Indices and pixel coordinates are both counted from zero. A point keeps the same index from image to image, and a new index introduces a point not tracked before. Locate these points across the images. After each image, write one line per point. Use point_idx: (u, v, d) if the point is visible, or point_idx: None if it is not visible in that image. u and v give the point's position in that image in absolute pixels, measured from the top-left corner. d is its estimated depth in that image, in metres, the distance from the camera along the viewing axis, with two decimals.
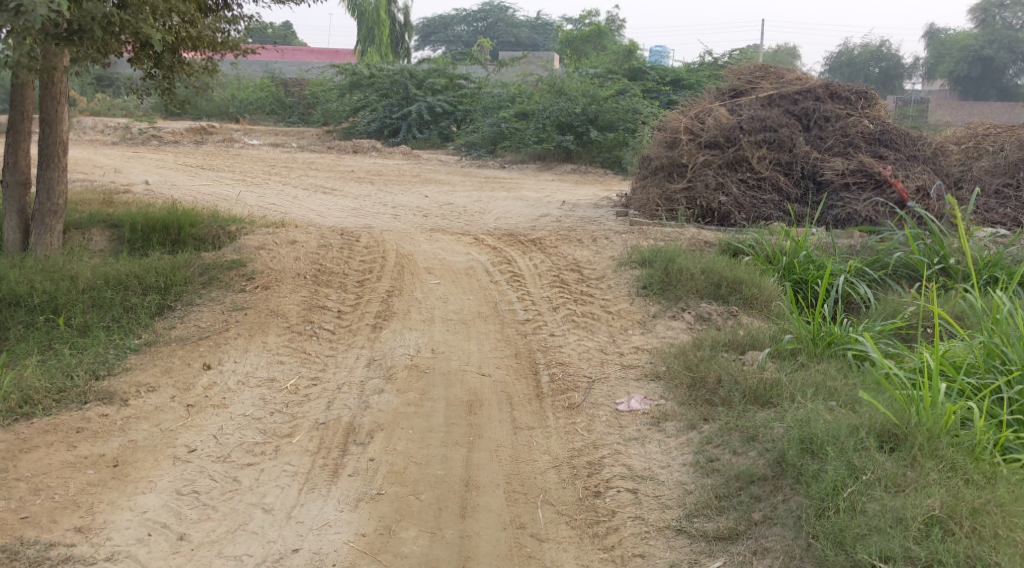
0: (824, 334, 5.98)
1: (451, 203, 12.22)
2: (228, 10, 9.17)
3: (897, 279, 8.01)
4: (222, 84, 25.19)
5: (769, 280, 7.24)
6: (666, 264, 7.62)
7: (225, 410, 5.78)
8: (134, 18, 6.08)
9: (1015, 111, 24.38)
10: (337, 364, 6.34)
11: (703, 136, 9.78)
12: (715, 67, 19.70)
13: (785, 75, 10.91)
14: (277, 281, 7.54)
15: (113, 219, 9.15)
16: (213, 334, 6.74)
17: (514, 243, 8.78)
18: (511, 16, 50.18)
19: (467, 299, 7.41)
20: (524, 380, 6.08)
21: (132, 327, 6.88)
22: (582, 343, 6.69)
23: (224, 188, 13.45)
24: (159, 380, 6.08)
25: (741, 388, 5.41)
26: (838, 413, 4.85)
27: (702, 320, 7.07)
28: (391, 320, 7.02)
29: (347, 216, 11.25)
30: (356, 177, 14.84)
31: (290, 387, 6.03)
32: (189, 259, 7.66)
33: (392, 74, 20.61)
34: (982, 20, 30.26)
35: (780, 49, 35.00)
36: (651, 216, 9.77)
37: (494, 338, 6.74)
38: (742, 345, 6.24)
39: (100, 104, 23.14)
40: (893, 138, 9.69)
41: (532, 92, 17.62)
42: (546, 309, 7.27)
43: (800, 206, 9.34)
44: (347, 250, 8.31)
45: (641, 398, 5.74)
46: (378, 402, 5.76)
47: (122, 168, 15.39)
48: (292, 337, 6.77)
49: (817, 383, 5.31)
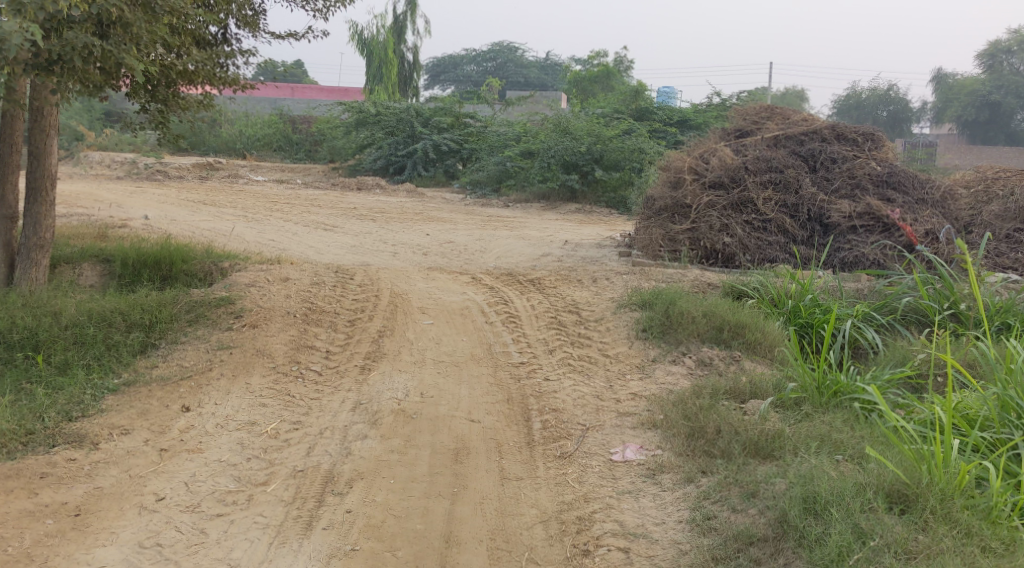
0: (830, 383, 5.74)
1: (452, 241, 12.04)
2: (226, 44, 9.09)
3: (906, 325, 7.75)
4: (230, 120, 25.16)
5: (772, 325, 7.03)
6: (667, 306, 7.38)
7: (200, 456, 5.52)
8: (116, 48, 5.95)
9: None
10: (321, 408, 6.08)
11: (707, 176, 9.58)
12: (723, 108, 19.65)
13: (791, 116, 10.76)
14: (266, 318, 7.30)
15: (104, 254, 8.98)
16: (195, 374, 6.52)
17: (512, 283, 8.56)
18: (521, 57, 50.49)
19: (461, 340, 7.17)
20: (515, 427, 5.82)
21: (113, 365, 6.65)
22: (577, 388, 6.43)
23: (224, 224, 13.30)
24: (134, 423, 5.85)
25: (741, 438, 5.14)
26: (844, 469, 4.59)
27: (703, 365, 6.83)
28: (380, 362, 6.78)
29: (346, 253, 11.06)
30: (358, 215, 14.70)
31: (270, 431, 5.78)
32: (176, 297, 7.46)
33: (399, 112, 20.55)
34: (989, 66, 30.25)
35: (789, 92, 35.02)
36: (653, 257, 9.52)
37: (486, 382, 6.48)
38: (744, 394, 5.98)
39: (108, 139, 23.16)
40: (901, 181, 9.50)
41: (538, 131, 17.47)
42: (541, 352, 7.03)
43: (806, 248, 9.11)
44: (339, 289, 8.11)
45: (637, 447, 5.47)
46: (360, 449, 5.51)
47: (123, 202, 15.29)
48: (277, 379, 6.53)
49: (823, 434, 5.06)
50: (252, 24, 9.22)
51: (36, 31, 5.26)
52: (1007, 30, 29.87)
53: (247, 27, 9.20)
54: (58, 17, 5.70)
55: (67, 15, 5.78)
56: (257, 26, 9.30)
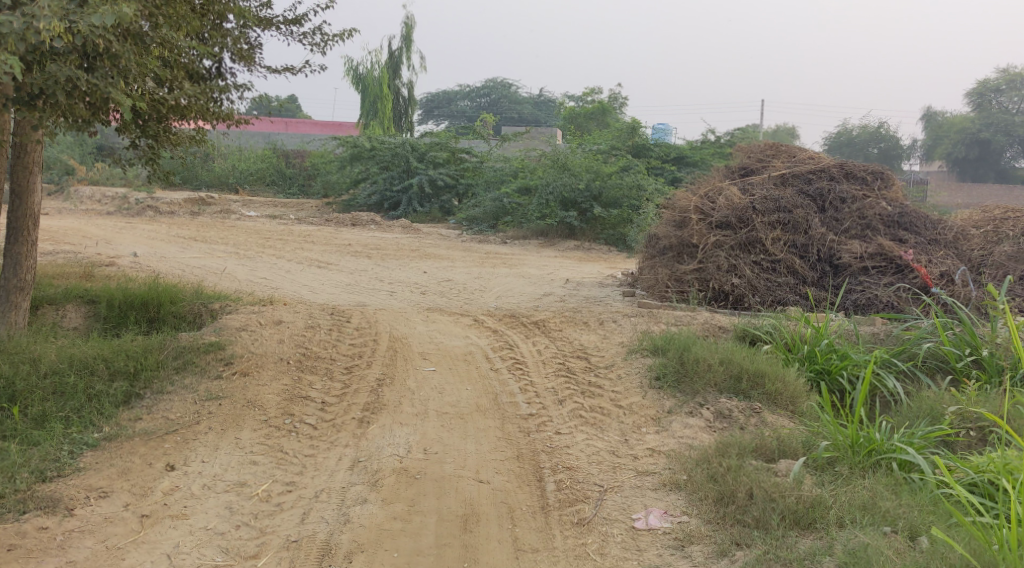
0: (864, 441, 5.37)
1: (451, 280, 11.66)
2: (220, 78, 8.78)
3: (927, 372, 7.35)
4: (223, 154, 24.91)
5: (792, 373, 6.65)
6: (680, 352, 6.98)
7: (185, 523, 5.09)
8: (103, 82, 5.53)
9: (1014, 193, 24.13)
10: (317, 466, 5.65)
11: (714, 216, 9.16)
12: (718, 146, 19.55)
13: (797, 153, 10.41)
14: (257, 366, 6.88)
15: (90, 294, 8.59)
16: (182, 428, 6.11)
17: (516, 325, 8.16)
18: (514, 93, 50.59)
19: (465, 390, 6.75)
20: (527, 488, 5.39)
21: (94, 419, 6.23)
22: (592, 443, 6.00)
23: (215, 261, 12.91)
24: (114, 484, 5.43)
25: (778, 506, 4.79)
26: (903, 553, 4.34)
27: (722, 417, 6.42)
28: (380, 414, 6.35)
29: (342, 292, 10.68)
30: (354, 251, 14.34)
31: (261, 494, 5.34)
32: (164, 342, 7.03)
33: (394, 147, 20.03)
34: (978, 105, 30.35)
35: (780, 129, 34.96)
36: (660, 297, 9.12)
37: (494, 436, 6.06)
38: (771, 452, 5.56)
39: (99, 173, 22.83)
40: (913, 221, 9.21)
41: (535, 167, 17.12)
42: (551, 403, 6.60)
43: (818, 290, 8.72)
44: (335, 332, 7.68)
45: (661, 513, 5.07)
46: (360, 515, 5.08)
47: (113, 238, 14.93)
48: (268, 434, 6.09)
49: (866, 501, 4.78)
50: (248, 58, 8.90)
51: (13, 63, 4.87)
52: (996, 70, 29.90)
53: (242, 61, 8.89)
54: (41, 48, 5.29)
55: (49, 47, 5.37)
56: (252, 60, 8.98)
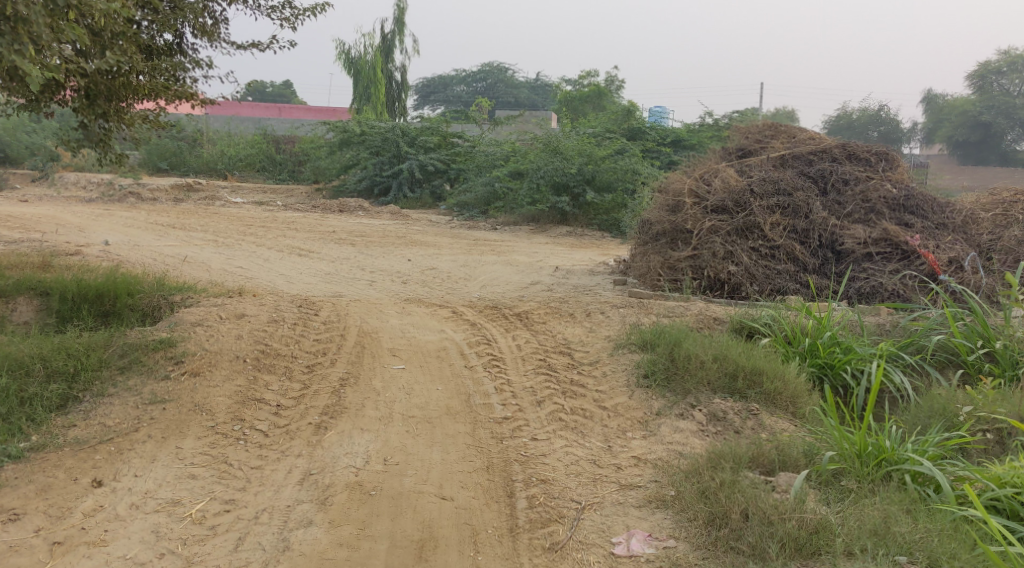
0: (873, 450, 4.80)
1: (435, 268, 11.05)
2: (180, 54, 8.21)
3: (937, 366, 6.74)
4: (212, 140, 24.42)
5: (792, 371, 6.07)
6: (671, 347, 6.35)
7: (101, 551, 4.62)
8: (6, 48, 5.01)
9: (1015, 177, 23.44)
10: (263, 481, 5.12)
11: (709, 200, 8.54)
12: (716, 129, 18.92)
13: (798, 133, 9.77)
14: (210, 364, 6.22)
15: (43, 286, 7.90)
16: (119, 436, 5.55)
17: (496, 318, 7.56)
18: (511, 77, 49.90)
19: (434, 391, 6.14)
20: (496, 507, 4.87)
21: (22, 425, 5.65)
22: (571, 451, 5.41)
23: (191, 250, 12.30)
24: (28, 505, 4.94)
25: (777, 532, 4.31)
26: None
27: (716, 420, 5.83)
28: (339, 419, 5.76)
29: (319, 282, 10.07)
30: (338, 239, 13.71)
31: (194, 514, 4.84)
32: (110, 338, 6.43)
33: (383, 132, 19.36)
34: (980, 87, 29.80)
35: (779, 113, 34.27)
36: (652, 287, 8.51)
37: (464, 443, 5.49)
38: (770, 463, 4.97)
39: (84, 159, 21.91)
40: (919, 204, 8.58)
41: (526, 151, 16.17)
42: (528, 405, 6.00)
43: (820, 278, 8.11)
44: (300, 327, 7.04)
45: (643, 536, 4.55)
46: (301, 542, 4.61)
47: (86, 226, 14.31)
48: (213, 442, 5.52)
49: (878, 525, 4.30)
50: (211, 33, 8.26)
51: None
52: (997, 52, 29.28)
53: (204, 37, 8.25)
54: None
55: None
56: (216, 36, 8.35)
